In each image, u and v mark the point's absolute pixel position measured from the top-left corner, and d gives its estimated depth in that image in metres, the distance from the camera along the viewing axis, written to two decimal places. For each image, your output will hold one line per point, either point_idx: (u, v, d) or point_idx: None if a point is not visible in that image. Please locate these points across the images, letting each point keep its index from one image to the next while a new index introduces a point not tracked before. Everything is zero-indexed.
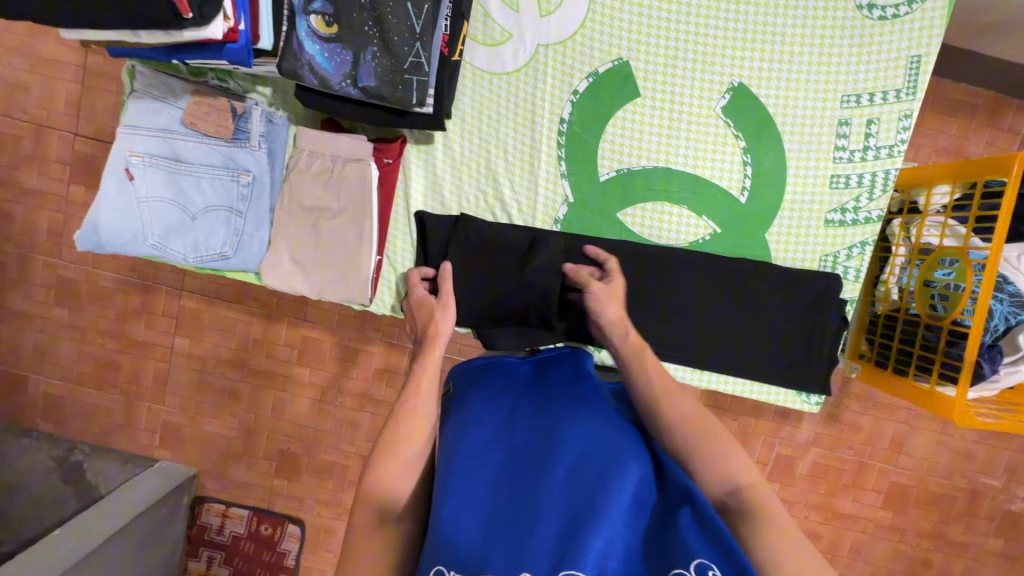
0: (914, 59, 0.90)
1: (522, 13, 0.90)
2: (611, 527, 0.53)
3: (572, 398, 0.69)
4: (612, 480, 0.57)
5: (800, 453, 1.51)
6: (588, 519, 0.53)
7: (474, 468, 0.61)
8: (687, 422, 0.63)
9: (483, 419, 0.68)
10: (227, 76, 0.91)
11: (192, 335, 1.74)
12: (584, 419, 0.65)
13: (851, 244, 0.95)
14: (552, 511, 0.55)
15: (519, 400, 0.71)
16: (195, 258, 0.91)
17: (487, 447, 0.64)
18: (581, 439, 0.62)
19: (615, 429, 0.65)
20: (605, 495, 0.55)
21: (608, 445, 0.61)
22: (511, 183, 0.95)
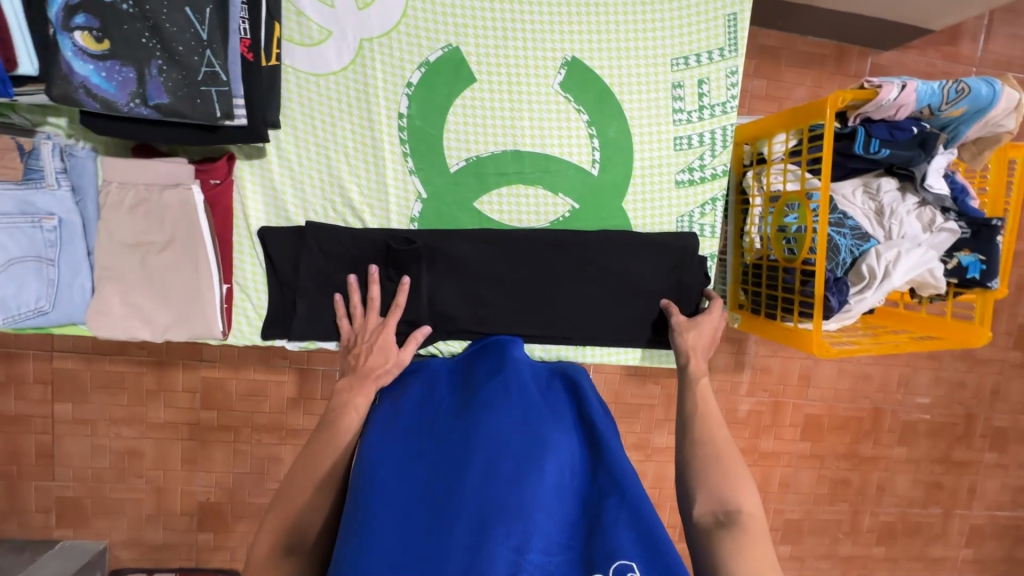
0: (731, 17, 0.94)
1: (337, 9, 0.86)
2: (529, 526, 0.56)
3: (495, 398, 0.71)
4: (532, 480, 0.60)
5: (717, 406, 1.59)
6: (504, 523, 0.56)
7: (388, 483, 0.62)
8: (715, 444, 0.76)
9: (404, 433, 0.69)
10: (8, 109, 0.79)
11: (75, 399, 1.64)
12: (503, 420, 0.67)
13: (703, 202, 0.99)
14: (470, 515, 0.57)
15: (444, 407, 0.72)
16: (5, 319, 0.80)
17: (406, 459, 0.65)
18: (500, 441, 0.64)
19: (539, 426, 0.67)
20: (526, 497, 0.58)
21: (529, 445, 0.64)
22: (359, 186, 0.91)
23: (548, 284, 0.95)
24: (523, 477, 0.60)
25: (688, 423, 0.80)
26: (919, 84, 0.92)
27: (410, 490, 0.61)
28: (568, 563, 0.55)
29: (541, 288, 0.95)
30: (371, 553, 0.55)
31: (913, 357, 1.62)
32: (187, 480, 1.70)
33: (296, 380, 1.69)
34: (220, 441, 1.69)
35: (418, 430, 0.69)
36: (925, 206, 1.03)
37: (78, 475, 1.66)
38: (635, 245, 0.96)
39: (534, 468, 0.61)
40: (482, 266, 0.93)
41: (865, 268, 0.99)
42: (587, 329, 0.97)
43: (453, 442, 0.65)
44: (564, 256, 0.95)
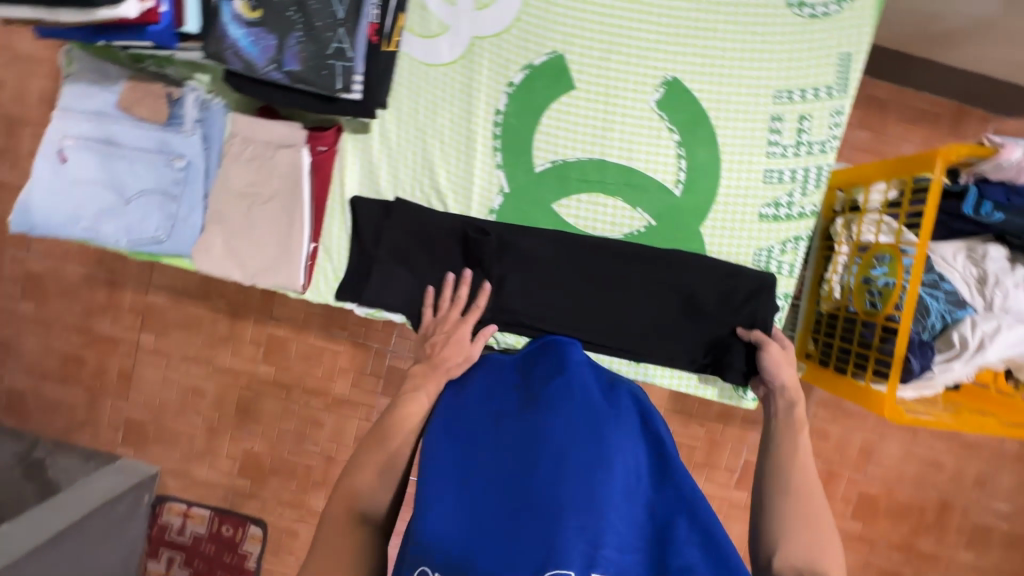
0: (844, 57, 0.92)
1: (457, 6, 0.92)
2: (598, 529, 0.56)
3: (560, 394, 0.69)
4: (601, 484, 0.59)
5: None
6: (572, 525, 0.55)
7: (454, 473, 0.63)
8: (806, 495, 0.72)
9: (467, 424, 0.69)
10: (166, 63, 0.92)
11: (158, 331, 1.82)
12: (569, 418, 0.66)
13: (785, 239, 0.96)
14: (538, 513, 0.56)
15: (507, 399, 0.72)
16: (128, 242, 0.91)
17: (470, 450, 0.65)
18: (564, 439, 0.63)
19: (604, 428, 0.66)
20: (595, 501, 0.58)
21: (595, 447, 0.62)
22: (448, 172, 0.96)
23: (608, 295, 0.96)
24: (591, 478, 0.59)
25: (772, 473, 0.75)
26: None
27: (476, 478, 0.62)
28: (634, 566, 0.57)
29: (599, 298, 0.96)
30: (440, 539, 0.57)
31: (997, 456, 1.47)
32: (235, 425, 1.83)
33: (350, 353, 1.78)
34: (271, 397, 1.80)
35: (482, 421, 0.69)
36: None
37: (147, 400, 1.84)
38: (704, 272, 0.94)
39: (601, 470, 0.60)
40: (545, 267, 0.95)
41: (956, 337, 0.93)
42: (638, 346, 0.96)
43: (517, 436, 0.64)
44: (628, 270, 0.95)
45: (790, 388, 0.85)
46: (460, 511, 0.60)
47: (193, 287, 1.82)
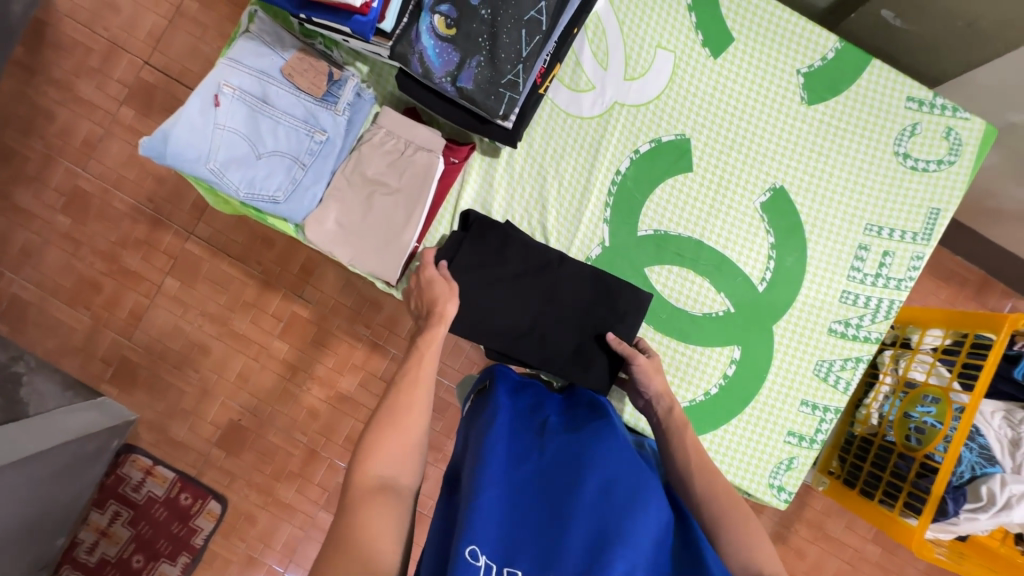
0: (934, 211, 1.01)
1: (608, 72, 1.01)
2: (638, 556, 0.57)
3: (603, 428, 0.75)
4: (640, 512, 0.62)
5: None
6: (618, 544, 0.57)
7: (506, 470, 0.65)
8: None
9: (515, 430, 0.72)
10: (334, 46, 0.99)
11: (185, 280, 1.79)
12: (614, 451, 0.70)
13: (848, 356, 1.02)
14: (582, 524, 0.59)
15: (552, 420, 0.76)
16: (247, 193, 0.94)
17: (520, 455, 0.68)
18: (611, 466, 0.67)
19: (641, 469, 0.70)
20: (635, 528, 0.60)
21: (636, 481, 0.66)
22: (557, 212, 1.02)
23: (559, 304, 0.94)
24: (632, 507, 0.62)
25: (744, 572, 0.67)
26: None
27: (523, 481, 0.64)
28: None
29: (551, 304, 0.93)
30: (488, 526, 0.58)
31: None
32: (231, 393, 1.79)
33: (366, 351, 1.81)
34: (276, 372, 1.79)
35: (527, 431, 0.72)
36: None
37: (149, 344, 1.79)
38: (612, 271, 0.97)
39: (643, 503, 0.63)
40: (494, 272, 0.93)
41: (984, 490, 0.98)
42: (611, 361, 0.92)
43: (567, 451, 0.68)
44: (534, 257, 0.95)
45: (662, 396, 0.87)
46: (506, 507, 0.61)
47: (233, 248, 1.82)
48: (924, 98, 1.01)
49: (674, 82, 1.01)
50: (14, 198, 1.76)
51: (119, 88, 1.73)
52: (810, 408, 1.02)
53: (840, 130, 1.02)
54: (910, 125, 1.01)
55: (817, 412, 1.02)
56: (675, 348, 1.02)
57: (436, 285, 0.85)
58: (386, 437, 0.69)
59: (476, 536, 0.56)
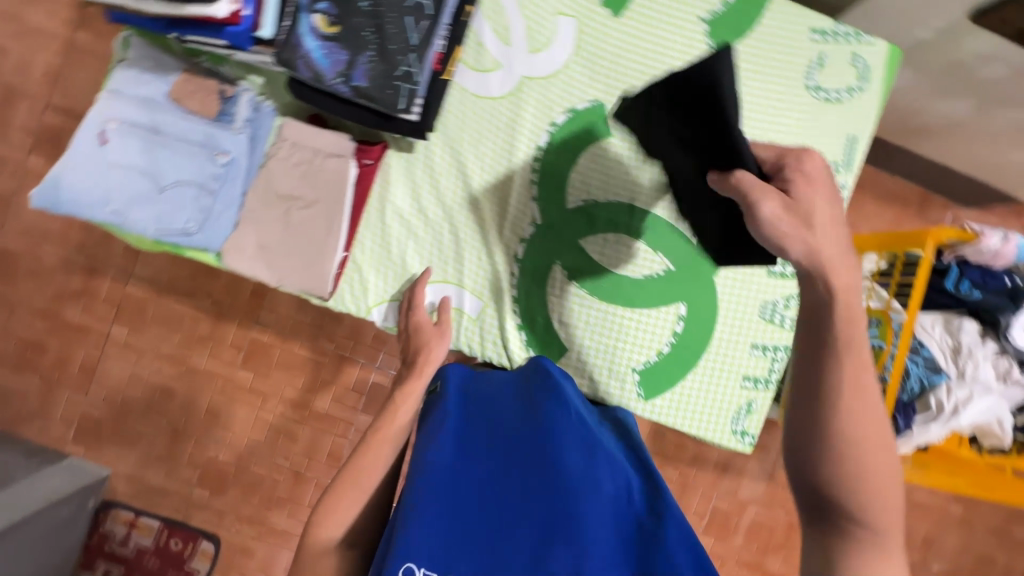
0: (852, 139, 1.03)
1: (512, 47, 0.99)
2: (582, 539, 0.60)
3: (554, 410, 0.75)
4: (587, 494, 0.64)
5: (738, 509, 1.61)
6: (555, 534, 0.61)
7: (447, 481, 0.67)
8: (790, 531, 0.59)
9: (460, 433, 0.74)
10: (221, 61, 0.94)
11: (132, 324, 1.78)
12: (563, 433, 0.71)
13: (788, 295, 1.04)
14: (520, 524, 0.63)
15: (501, 413, 0.77)
16: (156, 230, 0.90)
17: (463, 460, 0.70)
18: (557, 453, 0.68)
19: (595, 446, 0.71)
20: (582, 511, 0.62)
21: (587, 461, 0.68)
22: (484, 196, 1.00)
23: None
24: (580, 490, 0.64)
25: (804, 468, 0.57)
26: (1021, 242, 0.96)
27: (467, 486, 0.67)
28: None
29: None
30: (428, 543, 0.62)
31: (940, 518, 1.65)
32: (203, 431, 1.78)
33: (334, 365, 1.83)
34: (245, 401, 1.76)
35: (473, 431, 0.74)
36: (1002, 356, 1.03)
37: (108, 397, 1.79)
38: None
39: (590, 486, 0.65)
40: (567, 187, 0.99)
41: (933, 401, 1.02)
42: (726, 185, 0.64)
43: (510, 448, 0.70)
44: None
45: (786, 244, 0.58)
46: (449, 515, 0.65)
47: (178, 284, 1.79)
48: (828, 28, 1.01)
49: (581, 47, 1.00)
50: None
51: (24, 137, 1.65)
52: (761, 350, 1.04)
53: (751, 73, 1.01)
54: (817, 57, 1.02)
55: (768, 353, 1.04)
56: (624, 314, 1.02)
57: (426, 333, 0.92)
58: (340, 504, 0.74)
59: (413, 552, 0.61)
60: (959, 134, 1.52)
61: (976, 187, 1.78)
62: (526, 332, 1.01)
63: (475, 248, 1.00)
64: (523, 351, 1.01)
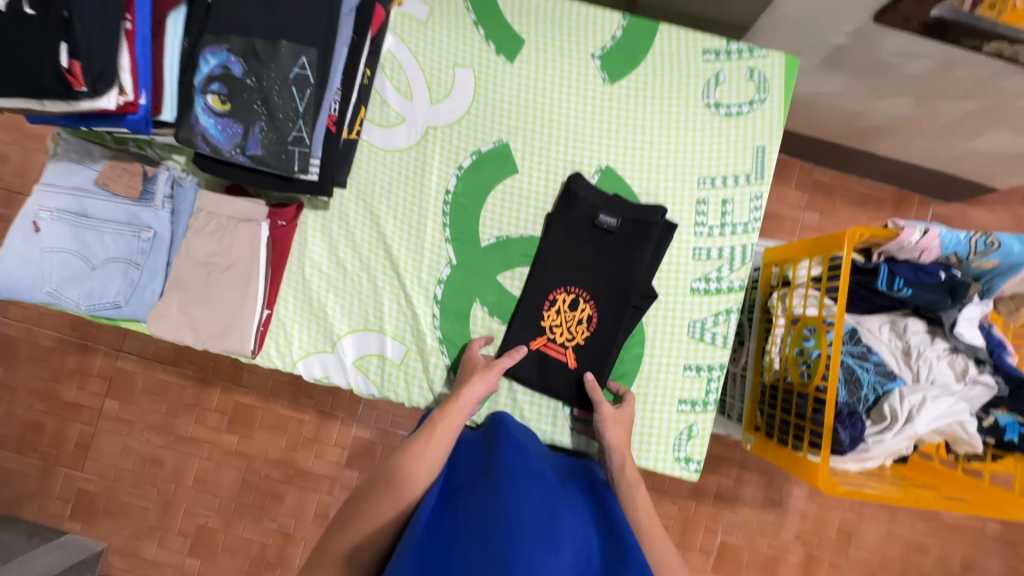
0: (759, 149, 1.02)
1: (414, 102, 1.04)
2: None
3: (523, 472, 0.78)
4: (555, 556, 0.66)
5: (753, 544, 1.51)
6: None
7: (421, 550, 0.64)
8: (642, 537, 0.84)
9: (433, 507, 0.74)
10: (147, 145, 1.02)
11: (122, 398, 1.89)
12: (530, 495, 0.73)
13: (717, 311, 1.01)
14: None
15: (468, 477, 0.79)
16: (88, 306, 0.95)
17: (439, 531, 0.68)
18: (525, 509, 0.70)
19: (558, 511, 0.75)
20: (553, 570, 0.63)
21: (553, 525, 0.70)
22: (399, 243, 1.02)
23: (619, 305, 0.97)
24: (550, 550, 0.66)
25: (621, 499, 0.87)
26: (943, 231, 0.91)
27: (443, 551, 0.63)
28: None
29: (615, 316, 0.97)
30: None
31: (977, 537, 1.50)
32: (193, 497, 1.86)
33: (316, 422, 1.87)
34: (233, 465, 1.87)
35: (446, 502, 0.75)
36: (957, 354, 0.98)
37: (102, 471, 1.88)
38: (604, 236, 0.99)
39: (554, 547, 0.67)
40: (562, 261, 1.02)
41: (887, 409, 0.94)
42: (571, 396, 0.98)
43: (483, 507, 0.70)
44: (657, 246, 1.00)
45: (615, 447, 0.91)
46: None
47: (163, 354, 1.89)
48: (720, 48, 1.03)
49: (479, 93, 1.04)
50: None
51: None
52: (695, 371, 1.00)
53: (648, 98, 1.04)
54: (713, 76, 1.03)
55: (703, 373, 1.00)
56: None
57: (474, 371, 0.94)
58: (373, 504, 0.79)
59: None
60: (913, 129, 1.52)
61: (947, 181, 1.73)
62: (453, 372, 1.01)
63: (394, 294, 1.02)
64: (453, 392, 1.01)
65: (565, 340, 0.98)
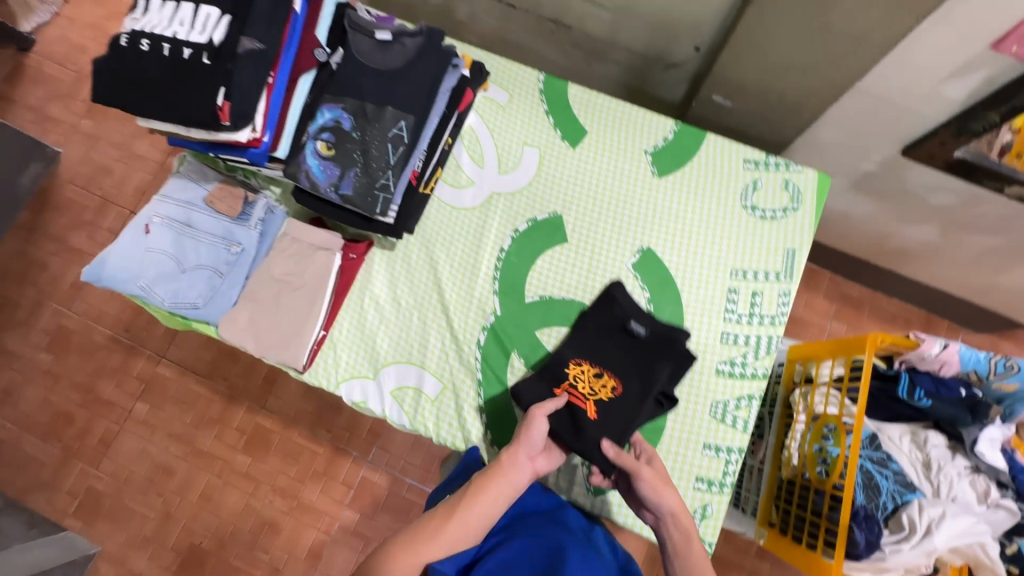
0: (790, 251, 1.12)
1: (484, 170, 1.19)
2: None
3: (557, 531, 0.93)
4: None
5: None
6: None
7: None
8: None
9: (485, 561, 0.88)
10: (252, 175, 1.18)
11: (153, 403, 1.97)
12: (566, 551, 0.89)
13: (740, 395, 1.05)
14: None
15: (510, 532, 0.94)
16: (171, 303, 1.07)
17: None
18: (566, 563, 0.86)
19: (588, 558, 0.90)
20: None
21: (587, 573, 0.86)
22: (452, 288, 1.13)
23: (638, 391, 1.02)
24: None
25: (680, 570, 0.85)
26: (963, 348, 0.96)
27: None
28: None
29: (634, 398, 1.01)
30: None
31: None
32: (193, 513, 1.87)
33: (328, 456, 1.90)
34: (239, 487, 1.89)
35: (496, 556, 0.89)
36: (979, 474, 0.97)
37: (115, 472, 1.93)
38: (632, 341, 1.07)
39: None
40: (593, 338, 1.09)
41: (905, 519, 0.94)
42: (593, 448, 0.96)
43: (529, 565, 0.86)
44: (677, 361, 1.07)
45: (677, 514, 0.88)
46: None
47: (200, 366, 1.99)
48: (759, 159, 1.16)
49: (542, 170, 1.19)
50: (6, 344, 2.05)
51: (107, 234, 2.12)
52: (714, 451, 1.03)
53: (691, 194, 1.16)
54: (751, 182, 1.15)
55: (722, 454, 1.03)
56: None
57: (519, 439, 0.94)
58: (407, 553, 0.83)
59: None
60: (939, 257, 1.60)
61: (974, 311, 1.78)
62: (483, 415, 1.07)
63: (440, 332, 1.11)
64: (480, 433, 1.06)
65: (587, 392, 1.02)
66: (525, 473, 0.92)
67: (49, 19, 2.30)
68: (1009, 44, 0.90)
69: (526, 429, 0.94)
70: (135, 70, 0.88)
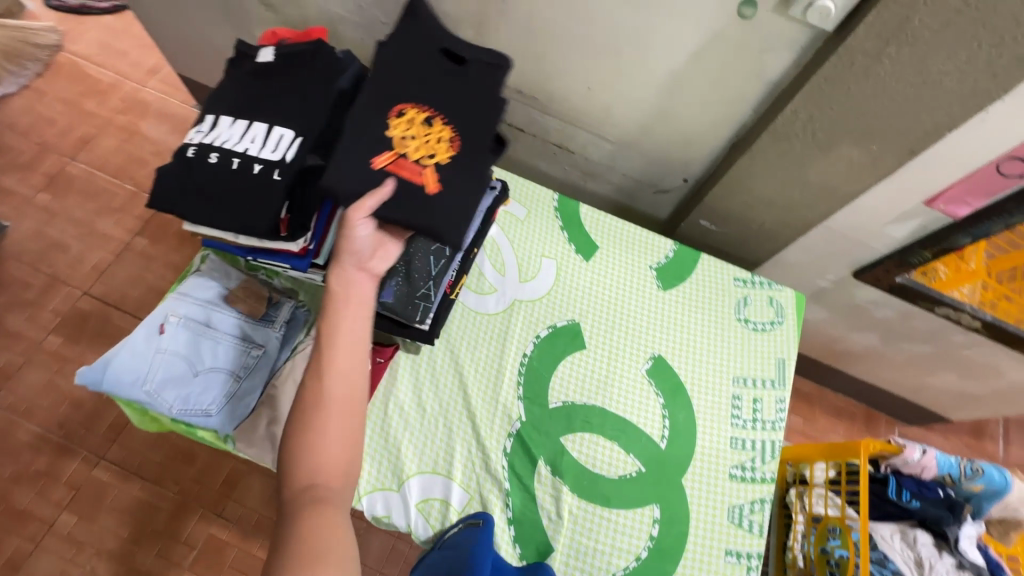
0: (780, 361, 1.25)
1: (506, 277, 1.26)
2: None
3: None
4: None
5: None
6: None
7: None
8: None
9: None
10: (274, 275, 1.17)
11: (82, 513, 1.71)
12: None
13: (753, 499, 1.12)
14: None
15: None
16: (180, 410, 0.99)
17: None
18: None
19: None
20: None
21: None
22: (478, 392, 1.14)
23: (471, 149, 0.97)
24: None
25: None
26: (939, 453, 1.09)
27: None
28: None
29: (468, 158, 0.96)
30: None
31: None
32: None
33: None
34: None
35: None
36: (964, 570, 1.07)
37: None
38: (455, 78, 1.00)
39: None
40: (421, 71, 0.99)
41: None
42: (440, 224, 0.90)
43: None
44: (496, 112, 1.02)
45: None
46: None
47: (146, 468, 1.77)
48: (747, 277, 1.32)
49: (559, 281, 1.27)
50: None
51: (51, 317, 1.92)
52: (735, 557, 1.08)
53: (692, 306, 1.28)
54: (742, 297, 1.30)
55: (743, 560, 1.08)
56: (600, 516, 1.08)
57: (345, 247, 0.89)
58: (323, 445, 0.79)
59: None
60: (879, 359, 1.83)
61: (908, 407, 2.01)
62: (514, 527, 1.06)
63: (466, 439, 1.11)
64: (511, 547, 1.05)
65: (424, 157, 0.93)
66: (361, 284, 0.90)
67: (15, 91, 2.21)
68: (940, 202, 1.15)
69: (346, 233, 0.88)
70: (201, 181, 0.91)
